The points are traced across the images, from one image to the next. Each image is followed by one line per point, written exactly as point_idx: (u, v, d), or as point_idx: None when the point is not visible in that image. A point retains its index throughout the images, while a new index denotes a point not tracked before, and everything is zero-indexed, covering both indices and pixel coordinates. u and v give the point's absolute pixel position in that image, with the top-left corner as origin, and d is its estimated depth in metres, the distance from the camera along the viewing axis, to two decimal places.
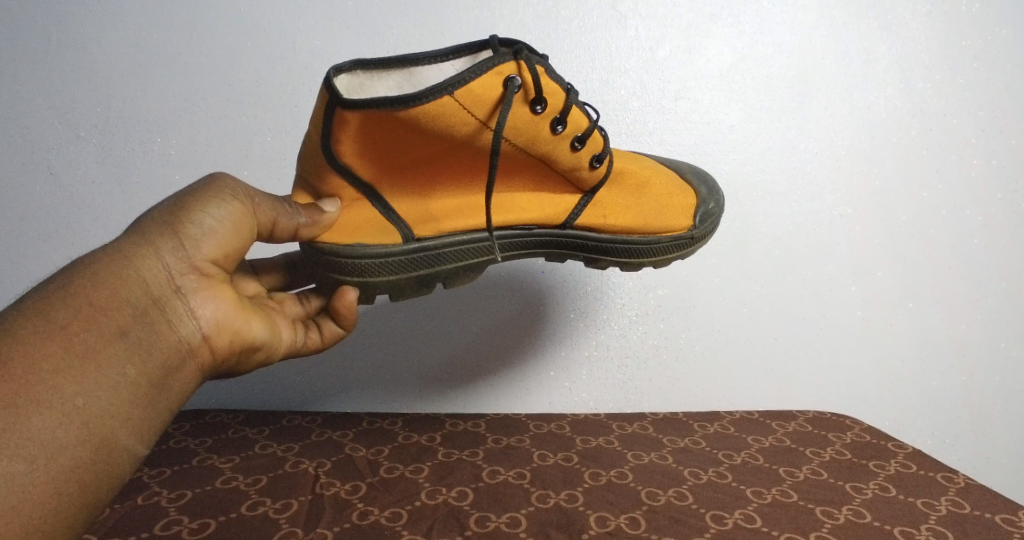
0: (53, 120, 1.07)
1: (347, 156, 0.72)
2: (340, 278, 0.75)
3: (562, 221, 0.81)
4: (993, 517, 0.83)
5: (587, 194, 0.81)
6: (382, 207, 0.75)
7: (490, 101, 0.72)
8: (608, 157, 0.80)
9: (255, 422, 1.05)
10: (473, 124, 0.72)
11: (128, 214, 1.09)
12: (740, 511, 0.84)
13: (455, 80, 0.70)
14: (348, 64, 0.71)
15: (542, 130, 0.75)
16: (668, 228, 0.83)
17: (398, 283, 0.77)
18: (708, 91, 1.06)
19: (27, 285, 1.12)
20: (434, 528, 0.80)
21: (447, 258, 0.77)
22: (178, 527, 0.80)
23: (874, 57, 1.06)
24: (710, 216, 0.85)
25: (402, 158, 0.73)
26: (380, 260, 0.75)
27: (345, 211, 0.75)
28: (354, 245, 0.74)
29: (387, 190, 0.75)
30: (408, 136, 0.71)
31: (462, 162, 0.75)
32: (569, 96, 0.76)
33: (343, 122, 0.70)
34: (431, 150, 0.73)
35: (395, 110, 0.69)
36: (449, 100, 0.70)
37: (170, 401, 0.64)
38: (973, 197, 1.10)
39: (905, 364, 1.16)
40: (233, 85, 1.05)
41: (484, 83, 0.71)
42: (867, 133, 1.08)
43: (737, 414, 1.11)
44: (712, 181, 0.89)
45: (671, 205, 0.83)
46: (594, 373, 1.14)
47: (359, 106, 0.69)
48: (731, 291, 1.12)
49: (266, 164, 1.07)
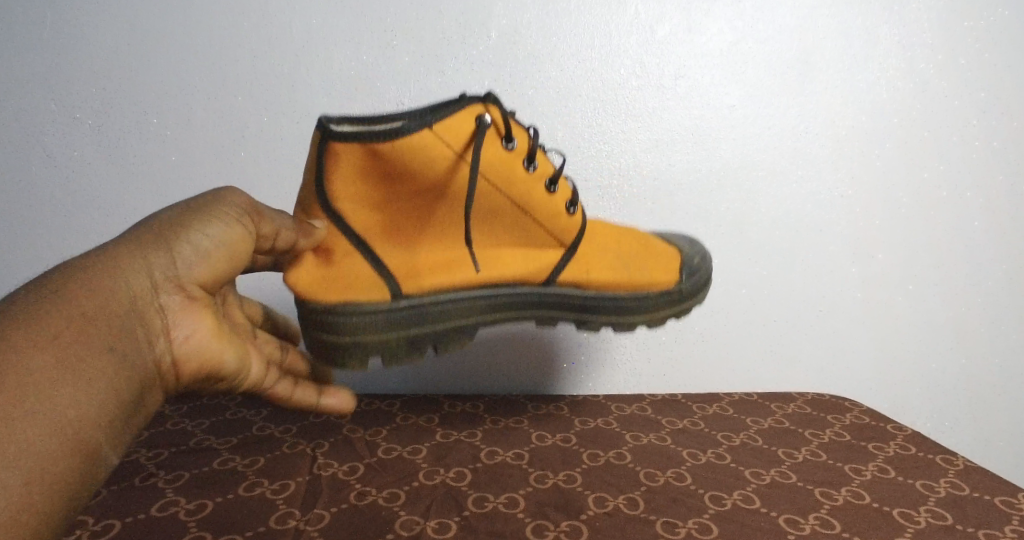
0: (46, 101, 1.06)
1: (338, 202, 0.73)
2: (329, 338, 0.74)
3: (546, 279, 0.81)
4: (992, 499, 0.83)
5: (569, 250, 0.82)
6: (372, 259, 0.75)
7: (467, 135, 0.74)
8: (579, 203, 0.83)
9: (253, 403, 1.04)
10: (456, 160, 0.74)
11: (122, 195, 1.08)
12: (739, 492, 0.84)
13: (431, 110, 0.72)
14: (335, 119, 0.71)
15: (516, 172, 0.78)
16: (654, 284, 0.84)
17: (388, 345, 0.75)
18: (708, 71, 1.05)
19: (21, 268, 1.11)
20: (432, 508, 0.80)
21: (445, 311, 0.77)
22: (175, 508, 0.79)
23: (875, 36, 1.05)
24: (697, 270, 0.87)
25: (392, 199, 0.74)
26: (370, 318, 0.74)
27: (335, 263, 0.74)
28: (344, 301, 0.73)
29: (376, 240, 0.75)
30: (395, 175, 0.72)
31: (449, 210, 0.76)
32: (533, 136, 0.80)
33: (336, 159, 0.71)
34: (421, 195, 0.74)
35: (380, 140, 0.70)
36: (429, 131, 0.72)
37: (140, 420, 0.64)
38: (975, 179, 1.10)
39: (904, 345, 1.15)
40: (229, 66, 1.04)
41: (461, 115, 0.73)
42: (868, 112, 1.07)
43: (736, 396, 1.11)
44: (697, 244, 0.93)
45: (656, 262, 0.85)
46: (593, 354, 1.13)
47: (350, 137, 0.70)
48: (730, 272, 1.11)
49: (262, 146, 1.06)
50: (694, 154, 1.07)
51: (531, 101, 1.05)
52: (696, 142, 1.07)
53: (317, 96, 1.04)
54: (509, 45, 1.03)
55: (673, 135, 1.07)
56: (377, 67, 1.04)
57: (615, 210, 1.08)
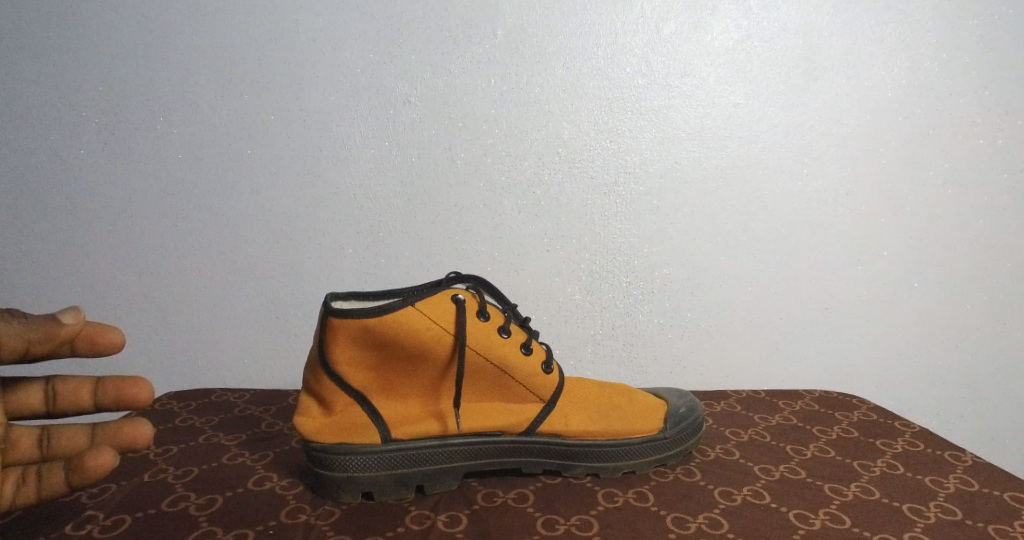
0: (55, 101, 1.07)
1: (339, 367, 0.80)
2: (326, 474, 0.79)
3: (528, 426, 0.84)
4: (1002, 494, 0.83)
5: (548, 403, 0.85)
6: (370, 410, 0.81)
7: (448, 317, 0.82)
8: (554, 366, 0.88)
9: (261, 402, 1.04)
10: (441, 331, 0.81)
11: (129, 194, 1.08)
12: (748, 488, 0.84)
13: (422, 300, 0.81)
14: (342, 294, 0.82)
15: (493, 302, 0.87)
16: (636, 430, 0.86)
17: (378, 479, 0.80)
18: (713, 69, 1.06)
19: (27, 268, 1.11)
20: (442, 504, 0.80)
21: (432, 459, 0.81)
22: (185, 503, 0.79)
23: (879, 34, 1.06)
24: (681, 420, 0.89)
25: (384, 374, 0.81)
26: (360, 450, 0.79)
27: (337, 414, 0.81)
28: (341, 444, 0.80)
29: (372, 404, 0.81)
30: (385, 345, 0.80)
31: (430, 319, 0.81)
32: (507, 317, 0.87)
33: (335, 337, 0.79)
34: (402, 320, 0.80)
35: (371, 322, 0.79)
36: (415, 313, 0.80)
37: None
38: (979, 177, 1.10)
39: (910, 344, 1.15)
40: (236, 65, 1.05)
41: (440, 311, 0.82)
42: (873, 110, 1.08)
43: (744, 393, 1.11)
44: (688, 395, 0.95)
45: (639, 415, 0.87)
46: (600, 352, 1.13)
47: (346, 315, 0.79)
48: (737, 270, 1.11)
49: (269, 145, 1.06)
50: (700, 152, 1.08)
51: (538, 99, 1.05)
52: (701, 141, 1.07)
53: (325, 95, 1.05)
54: (515, 44, 1.04)
55: (679, 133, 1.07)
56: (385, 66, 1.04)
57: (622, 208, 1.09)
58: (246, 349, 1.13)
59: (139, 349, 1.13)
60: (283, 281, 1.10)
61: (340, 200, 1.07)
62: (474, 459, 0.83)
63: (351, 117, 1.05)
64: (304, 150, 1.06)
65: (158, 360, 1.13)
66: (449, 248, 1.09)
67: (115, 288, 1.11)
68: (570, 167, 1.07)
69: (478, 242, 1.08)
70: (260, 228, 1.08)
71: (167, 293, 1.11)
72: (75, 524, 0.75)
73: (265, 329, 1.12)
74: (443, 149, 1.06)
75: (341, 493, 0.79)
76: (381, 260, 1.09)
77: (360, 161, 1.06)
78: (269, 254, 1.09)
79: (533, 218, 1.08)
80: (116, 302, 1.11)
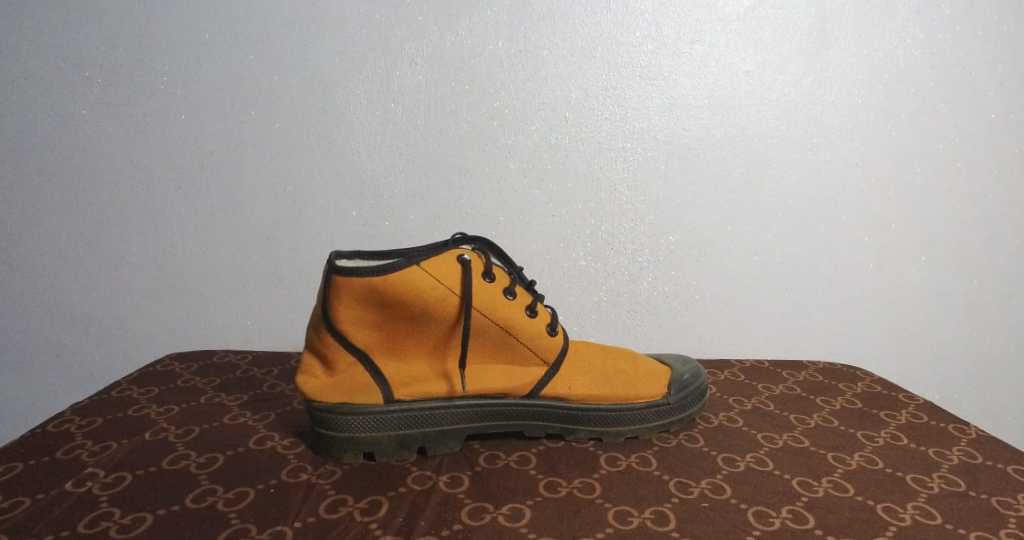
0: (56, 60, 1.05)
1: (344, 326, 0.79)
2: (328, 434, 0.79)
3: (530, 390, 0.84)
4: (1006, 467, 0.82)
5: (551, 367, 0.85)
6: (373, 370, 0.81)
7: (454, 278, 0.81)
8: (558, 330, 0.87)
9: (263, 363, 1.03)
10: (446, 292, 0.80)
11: (130, 155, 1.07)
12: (752, 455, 0.83)
13: (427, 260, 0.80)
14: (347, 252, 0.81)
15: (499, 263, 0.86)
16: (639, 396, 0.85)
17: (380, 441, 0.79)
18: (724, 34, 1.04)
19: (28, 227, 1.10)
20: (444, 466, 0.80)
21: (433, 420, 0.81)
22: (186, 461, 0.79)
23: (893, 5, 1.04)
24: (685, 386, 0.88)
25: (388, 333, 0.81)
26: (361, 411, 0.79)
27: (340, 373, 0.80)
28: (344, 403, 0.79)
29: (376, 365, 0.81)
30: (389, 305, 0.79)
31: (435, 279, 0.80)
32: (513, 279, 0.86)
33: (339, 295, 0.78)
34: (407, 280, 0.79)
35: (377, 281, 0.78)
36: (421, 275, 0.79)
37: None
38: (989, 151, 1.08)
39: (915, 316, 1.14)
40: (240, 24, 1.03)
41: (445, 271, 0.81)
42: (884, 81, 1.06)
43: (748, 363, 1.10)
44: (691, 361, 0.94)
45: (642, 380, 0.87)
46: (604, 318, 1.13)
47: (351, 273, 0.78)
48: (743, 239, 1.10)
49: (272, 106, 1.05)
50: (708, 119, 1.06)
51: (546, 63, 1.04)
52: (710, 107, 1.06)
53: (330, 56, 1.03)
54: (522, 7, 1.02)
55: (687, 100, 1.06)
56: (391, 27, 1.03)
57: (629, 174, 1.08)
58: (248, 312, 1.12)
59: (140, 310, 1.13)
60: (287, 244, 1.09)
61: (344, 163, 1.06)
62: (475, 421, 0.83)
63: (356, 79, 1.04)
64: (308, 112, 1.05)
65: (161, 322, 1.13)
66: (452, 212, 1.08)
67: (117, 250, 1.10)
68: (577, 133, 1.06)
69: (483, 206, 1.08)
70: (262, 191, 1.07)
71: (168, 255, 1.10)
72: (75, 481, 0.75)
73: (267, 291, 1.11)
74: (449, 112, 1.05)
75: (343, 453, 0.79)
76: (385, 224, 1.08)
77: (364, 123, 1.05)
78: (272, 217, 1.08)
79: (538, 183, 1.07)
80: (118, 263, 1.11)
